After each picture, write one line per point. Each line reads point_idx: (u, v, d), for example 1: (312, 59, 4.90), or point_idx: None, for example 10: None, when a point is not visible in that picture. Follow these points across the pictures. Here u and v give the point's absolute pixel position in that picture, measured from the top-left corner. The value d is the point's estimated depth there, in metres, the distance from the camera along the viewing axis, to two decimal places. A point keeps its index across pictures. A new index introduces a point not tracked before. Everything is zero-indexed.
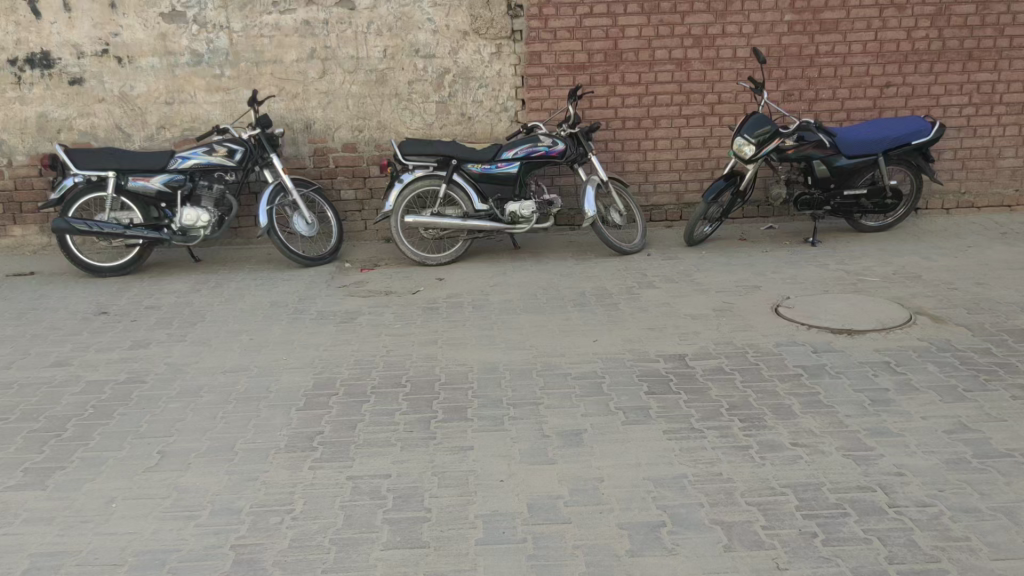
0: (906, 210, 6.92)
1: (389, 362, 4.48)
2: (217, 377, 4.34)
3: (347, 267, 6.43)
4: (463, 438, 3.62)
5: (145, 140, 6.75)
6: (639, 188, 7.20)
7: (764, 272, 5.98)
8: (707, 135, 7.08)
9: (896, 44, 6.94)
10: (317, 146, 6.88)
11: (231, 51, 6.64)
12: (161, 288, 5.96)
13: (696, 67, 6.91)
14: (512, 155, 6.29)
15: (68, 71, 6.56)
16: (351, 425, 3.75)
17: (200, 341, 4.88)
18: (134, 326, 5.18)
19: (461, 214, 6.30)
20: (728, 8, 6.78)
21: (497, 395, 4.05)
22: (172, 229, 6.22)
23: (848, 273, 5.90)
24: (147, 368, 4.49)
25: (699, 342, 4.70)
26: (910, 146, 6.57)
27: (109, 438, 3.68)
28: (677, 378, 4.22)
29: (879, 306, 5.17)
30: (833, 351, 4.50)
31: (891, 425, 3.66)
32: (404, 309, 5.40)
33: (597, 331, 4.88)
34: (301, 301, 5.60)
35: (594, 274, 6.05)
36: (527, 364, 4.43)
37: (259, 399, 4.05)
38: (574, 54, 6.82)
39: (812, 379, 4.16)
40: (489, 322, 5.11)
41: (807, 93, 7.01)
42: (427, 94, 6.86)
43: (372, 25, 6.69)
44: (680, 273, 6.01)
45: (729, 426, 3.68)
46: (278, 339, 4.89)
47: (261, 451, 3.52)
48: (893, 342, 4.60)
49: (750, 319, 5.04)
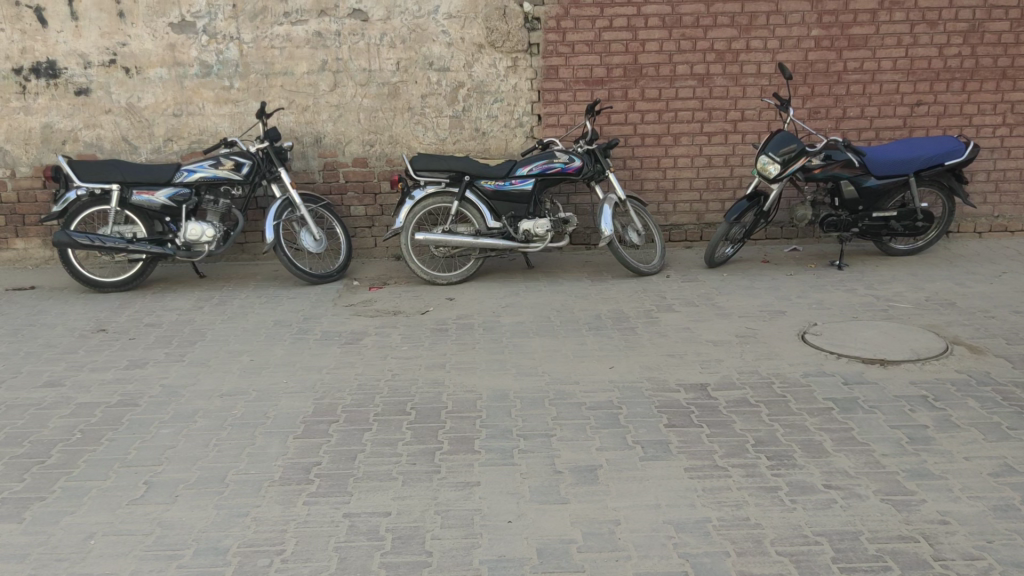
0: (937, 234, 6.63)
1: (394, 388, 4.25)
2: (213, 402, 4.12)
3: (355, 285, 6.23)
4: (468, 473, 3.38)
5: (152, 153, 6.59)
6: (658, 207, 6.96)
7: (789, 297, 5.72)
8: (729, 153, 6.84)
9: (927, 61, 6.69)
10: (327, 160, 6.70)
11: (241, 62, 6.48)
12: (163, 304, 5.77)
13: (718, 83, 6.68)
14: (526, 171, 6.06)
15: (74, 81, 6.42)
16: (350, 457, 3.52)
17: (198, 362, 4.68)
18: (132, 345, 4.98)
19: (473, 232, 6.07)
20: (753, 22, 6.56)
21: (507, 425, 3.81)
22: (176, 244, 6.03)
23: (878, 299, 5.64)
24: (142, 390, 4.28)
25: (722, 371, 4.44)
26: (942, 167, 6.31)
27: (94, 467, 3.46)
28: (699, 410, 3.97)
29: (913, 335, 4.90)
30: (865, 384, 4.24)
31: (930, 467, 3.39)
32: (412, 330, 5.18)
33: (613, 357, 4.64)
34: (306, 320, 5.39)
35: (611, 296, 5.81)
36: (540, 392, 4.18)
37: (255, 426, 3.84)
38: (593, 68, 6.61)
39: (843, 414, 3.89)
40: (501, 345, 4.87)
41: (834, 110, 6.77)
42: (441, 109, 6.68)
43: (386, 37, 6.51)
44: (700, 296, 5.76)
45: (755, 464, 3.43)
46: (279, 361, 4.68)
47: (253, 484, 3.29)
48: (929, 375, 4.34)
49: (775, 347, 4.78)
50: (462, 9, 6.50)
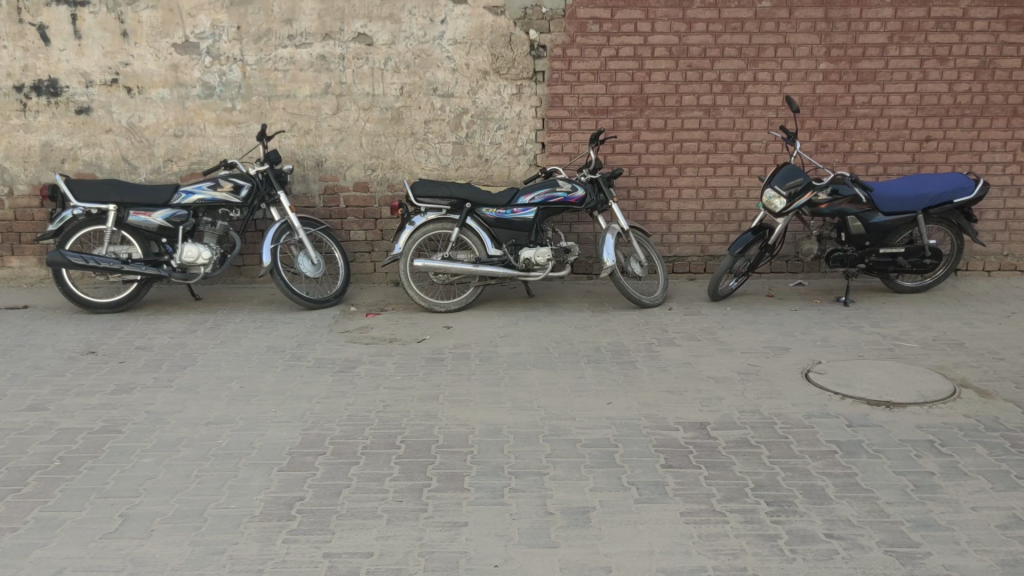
0: (946, 271, 6.51)
1: (385, 420, 4.14)
2: (198, 430, 4.02)
3: (352, 310, 6.13)
4: (456, 513, 3.26)
5: (152, 173, 6.54)
6: (662, 238, 6.86)
7: (793, 333, 5.60)
8: (734, 186, 6.76)
9: (937, 97, 6.62)
10: (328, 184, 6.64)
11: (244, 84, 6.44)
12: (156, 327, 5.68)
13: (725, 115, 6.61)
14: (529, 200, 5.97)
15: (76, 100, 6.38)
16: (334, 492, 3.40)
17: (187, 388, 4.57)
18: (121, 369, 4.88)
19: (473, 259, 5.97)
20: (760, 54, 6.49)
21: (499, 462, 3.70)
22: (172, 266, 5.96)
23: (883, 337, 5.52)
24: (127, 417, 4.18)
25: (723, 409, 4.32)
26: (951, 205, 6.20)
27: (70, 497, 3.36)
28: (697, 450, 3.84)
29: (919, 376, 4.78)
30: (870, 427, 4.11)
31: (937, 517, 3.26)
32: (406, 359, 5.08)
33: (611, 393, 4.52)
34: (299, 347, 5.29)
35: (611, 328, 5.70)
36: (535, 427, 4.06)
37: (238, 457, 3.73)
38: (598, 97, 6.55)
39: (847, 459, 3.77)
40: (497, 377, 4.76)
41: (842, 144, 6.68)
42: (444, 135, 6.61)
43: (390, 62, 6.47)
44: (703, 330, 5.65)
45: (754, 509, 3.31)
46: (270, 389, 4.57)
47: (233, 519, 3.18)
48: (936, 419, 4.21)
49: (778, 385, 4.66)
50: (467, 36, 6.46)
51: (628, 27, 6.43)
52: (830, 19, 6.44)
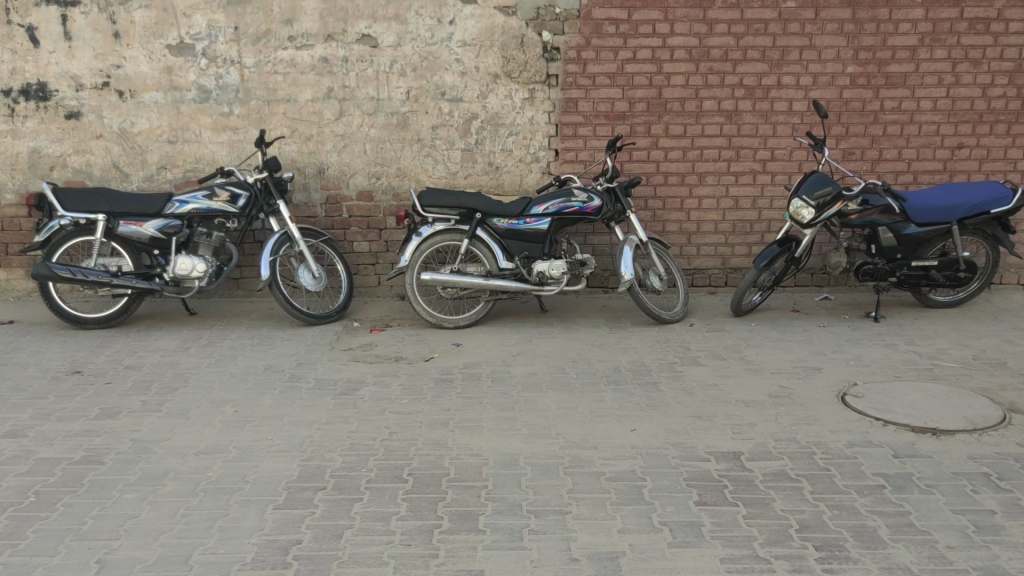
0: (981, 285, 6.17)
1: (390, 450, 3.81)
2: (187, 462, 3.69)
3: (355, 326, 5.81)
4: (469, 560, 2.92)
5: (145, 181, 6.24)
6: (680, 250, 6.54)
7: (824, 352, 5.27)
8: (757, 195, 6.44)
9: (970, 102, 6.29)
10: (330, 193, 6.32)
11: (242, 88, 6.14)
12: (147, 344, 5.36)
13: (748, 120, 6.29)
14: (543, 210, 5.64)
15: (65, 104, 6.08)
16: (335, 535, 3.07)
17: (177, 413, 4.25)
18: (107, 391, 4.56)
19: (483, 272, 5.65)
20: (785, 57, 6.17)
21: (516, 499, 3.36)
22: (165, 279, 5.64)
23: (920, 356, 5.18)
24: (111, 446, 3.86)
25: (757, 438, 3.98)
26: (989, 215, 5.86)
27: (44, 539, 3.04)
28: (732, 485, 3.51)
29: (965, 400, 4.43)
30: (918, 458, 3.77)
31: (1006, 565, 2.92)
32: (413, 380, 4.75)
33: (635, 419, 4.18)
34: (299, 366, 4.97)
35: (630, 345, 5.37)
36: (554, 458, 3.73)
37: (229, 493, 3.40)
38: (614, 102, 6.24)
39: (898, 495, 3.42)
40: (511, 400, 4.43)
41: (870, 152, 6.37)
42: (452, 141, 6.30)
43: (396, 65, 6.16)
44: (727, 348, 5.31)
45: (802, 556, 2.97)
46: (268, 413, 4.25)
47: (221, 567, 2.85)
48: (989, 448, 3.87)
49: (814, 410, 4.32)
50: (477, 37, 6.15)
51: (646, 29, 6.12)
52: (858, 19, 6.12)
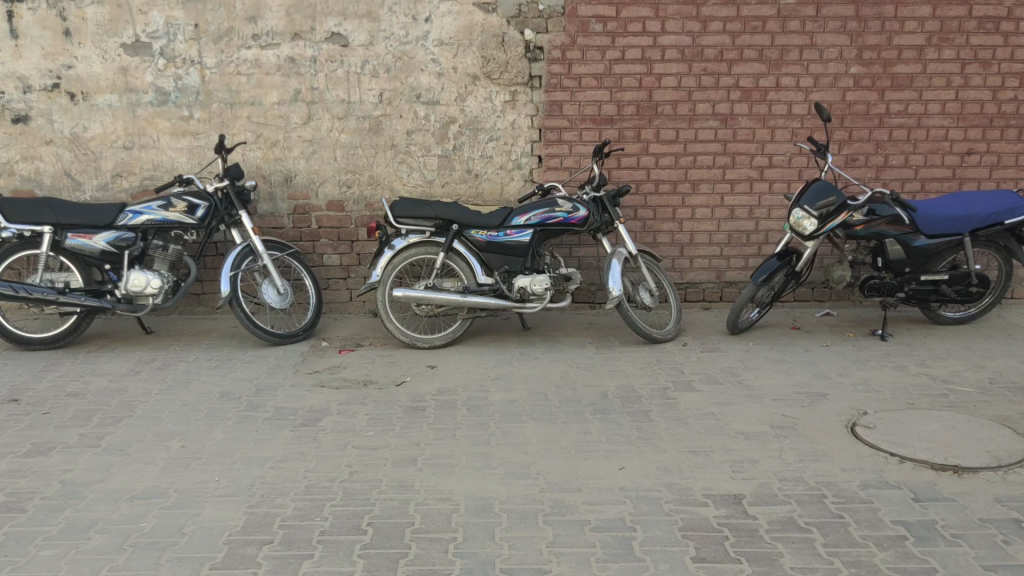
0: (993, 300, 5.79)
1: (349, 494, 3.40)
2: (118, 509, 3.27)
3: (323, 346, 5.40)
4: None
5: (98, 190, 5.82)
6: (673, 263, 6.15)
7: (828, 374, 4.88)
8: (754, 205, 6.06)
9: (980, 106, 5.93)
10: (298, 202, 5.91)
11: (203, 90, 5.72)
12: (95, 368, 4.93)
13: (743, 124, 5.91)
14: (524, 221, 5.24)
15: (12, 107, 5.66)
16: None
17: (116, 449, 3.83)
18: (42, 422, 4.13)
19: (460, 288, 5.24)
20: (783, 57, 5.80)
21: (489, 554, 2.95)
22: (116, 296, 5.20)
23: (932, 379, 4.79)
24: (35, 490, 3.43)
25: (760, 477, 3.58)
26: (1003, 226, 5.48)
27: None
28: (734, 536, 3.10)
29: (986, 431, 4.04)
30: (941, 502, 3.37)
31: None
32: (381, 409, 4.33)
33: (624, 455, 3.77)
34: (257, 393, 4.54)
35: (618, 368, 4.97)
36: (534, 503, 3.32)
37: (162, 548, 2.98)
38: (601, 105, 5.85)
39: (921, 548, 3.02)
40: (487, 432, 4.03)
41: (875, 158, 5.99)
42: (429, 147, 5.90)
43: (368, 65, 5.75)
44: (724, 371, 4.91)
45: None
46: (216, 449, 3.83)
47: None
48: (1018, 489, 3.47)
49: (821, 444, 3.92)
50: (455, 36, 5.75)
51: (636, 27, 5.73)
52: (862, 17, 5.75)
